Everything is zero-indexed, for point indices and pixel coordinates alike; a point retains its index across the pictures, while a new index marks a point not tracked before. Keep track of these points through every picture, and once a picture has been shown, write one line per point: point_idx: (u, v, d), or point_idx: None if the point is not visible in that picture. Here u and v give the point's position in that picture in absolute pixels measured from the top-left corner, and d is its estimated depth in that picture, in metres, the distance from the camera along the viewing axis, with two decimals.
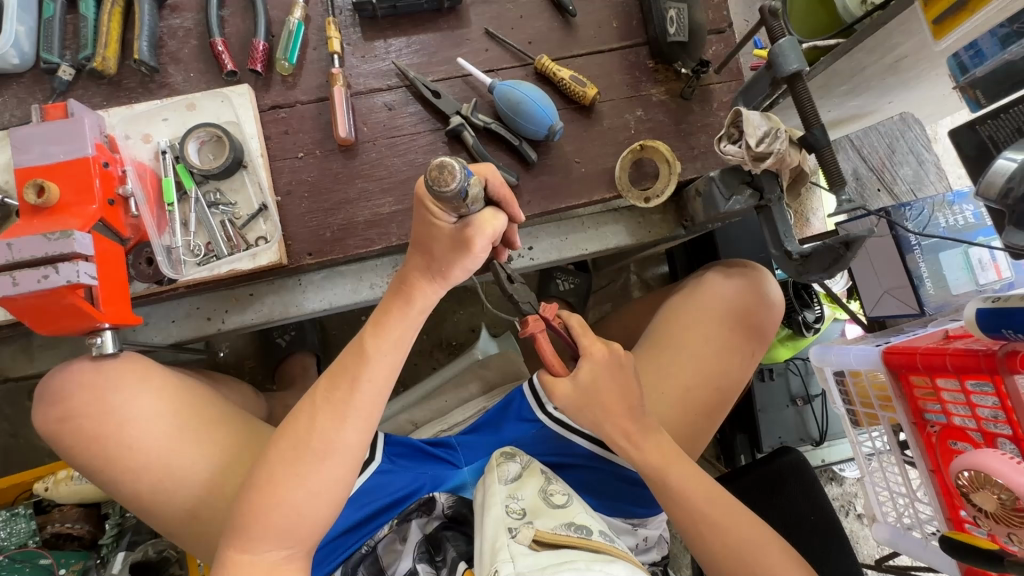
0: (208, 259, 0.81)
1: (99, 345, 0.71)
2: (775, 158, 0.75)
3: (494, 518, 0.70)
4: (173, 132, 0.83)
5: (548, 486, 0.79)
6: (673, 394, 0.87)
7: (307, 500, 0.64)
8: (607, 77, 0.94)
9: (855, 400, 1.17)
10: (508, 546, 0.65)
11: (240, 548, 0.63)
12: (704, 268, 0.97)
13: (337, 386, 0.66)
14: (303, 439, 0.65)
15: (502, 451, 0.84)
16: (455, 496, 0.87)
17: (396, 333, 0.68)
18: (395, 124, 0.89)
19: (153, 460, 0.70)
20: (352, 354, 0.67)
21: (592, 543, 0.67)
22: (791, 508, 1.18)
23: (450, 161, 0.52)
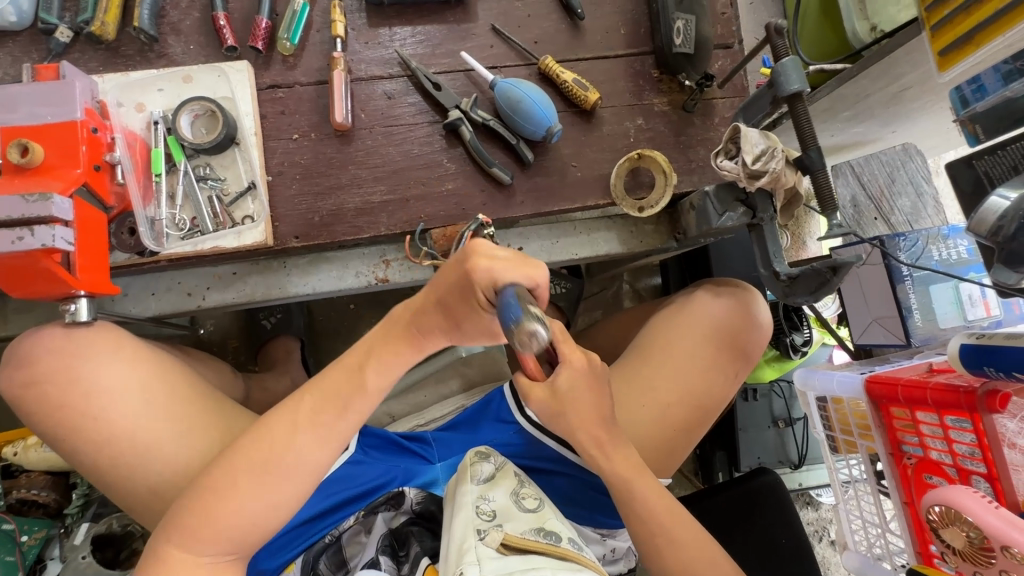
0: (192, 234, 0.80)
1: (73, 312, 0.70)
2: (770, 177, 0.75)
3: (462, 518, 0.70)
4: (167, 103, 0.82)
5: (521, 489, 0.79)
6: (652, 409, 0.86)
7: (263, 511, 0.62)
8: (610, 84, 0.94)
9: (836, 427, 1.17)
10: (475, 548, 0.64)
11: (178, 544, 0.60)
12: (694, 285, 0.96)
13: (326, 409, 0.63)
14: (273, 455, 0.61)
15: (476, 451, 0.83)
16: (425, 492, 0.85)
17: (394, 365, 0.65)
18: (393, 113, 0.89)
19: (117, 431, 0.69)
20: (346, 373, 0.64)
21: (561, 551, 0.67)
22: (763, 531, 1.18)
23: (537, 334, 0.51)
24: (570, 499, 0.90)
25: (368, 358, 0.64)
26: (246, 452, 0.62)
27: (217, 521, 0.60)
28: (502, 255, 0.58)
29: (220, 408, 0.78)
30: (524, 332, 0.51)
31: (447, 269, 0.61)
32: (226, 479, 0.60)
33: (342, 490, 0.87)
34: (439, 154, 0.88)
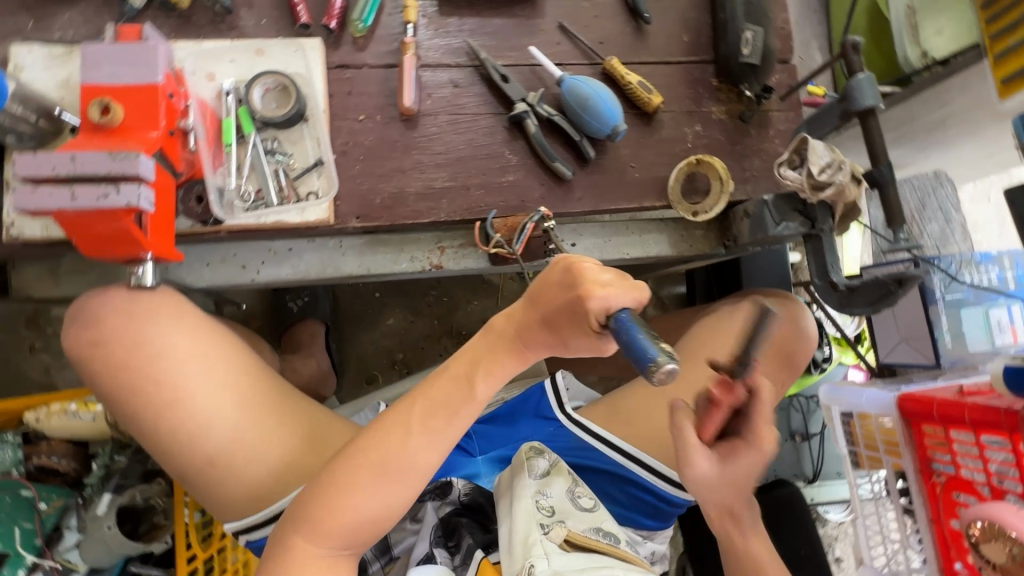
0: (256, 206, 0.79)
1: (139, 275, 0.71)
2: (836, 189, 0.76)
3: (523, 511, 0.71)
4: (239, 74, 0.81)
5: (575, 487, 0.81)
6: None
7: (379, 509, 0.64)
8: (670, 89, 0.95)
9: (860, 442, 1.19)
10: (541, 542, 0.66)
11: (308, 536, 0.63)
12: (741, 297, 1.00)
13: (436, 413, 0.65)
14: (391, 455, 0.64)
15: (532, 444, 0.83)
16: (472, 484, 0.87)
17: (502, 374, 0.67)
18: (459, 102, 0.89)
19: (192, 411, 0.70)
20: (454, 381, 0.66)
21: (620, 551, 0.71)
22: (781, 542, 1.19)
23: (672, 368, 0.52)
24: (622, 501, 0.91)
25: (477, 370, 0.66)
26: (360, 455, 0.64)
27: (339, 512, 0.63)
28: (608, 277, 0.60)
29: (287, 395, 0.79)
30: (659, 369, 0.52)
31: (551, 287, 0.62)
32: (349, 476, 0.63)
33: None
34: (501, 146, 0.89)
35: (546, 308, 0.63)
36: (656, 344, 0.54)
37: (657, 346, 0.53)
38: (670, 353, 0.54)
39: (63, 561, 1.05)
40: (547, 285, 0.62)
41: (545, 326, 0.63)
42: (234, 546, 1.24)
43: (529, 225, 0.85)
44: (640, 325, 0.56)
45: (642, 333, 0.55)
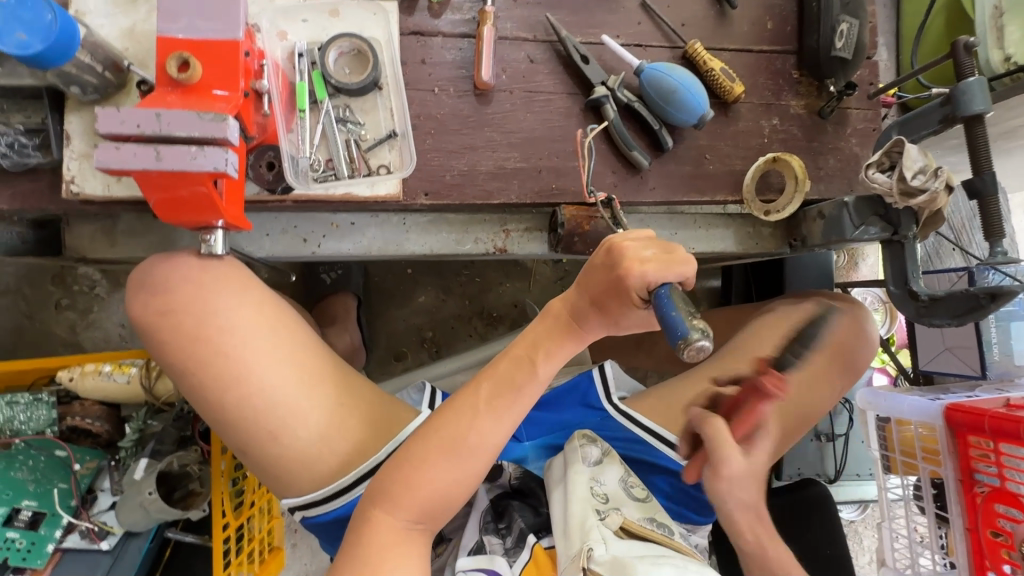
0: (326, 177, 0.76)
1: (210, 243, 0.67)
2: (928, 196, 0.74)
3: (579, 496, 0.70)
4: (310, 37, 0.77)
5: (628, 477, 0.79)
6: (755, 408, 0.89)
7: (451, 487, 0.62)
8: (750, 78, 0.92)
9: (895, 447, 1.19)
10: (598, 527, 0.66)
11: (387, 509, 0.61)
12: (801, 297, 0.99)
13: (502, 393, 0.62)
14: (459, 434, 0.62)
15: (584, 432, 0.82)
16: (522, 468, 0.88)
17: (562, 356, 0.63)
18: (534, 79, 0.86)
19: (263, 386, 0.68)
20: (512, 363, 0.63)
21: (676, 544, 0.69)
22: (812, 537, 1.22)
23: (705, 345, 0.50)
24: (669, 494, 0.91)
25: (538, 351, 0.62)
26: (436, 444, 0.62)
27: (415, 488, 0.61)
28: (650, 253, 0.56)
29: (354, 375, 0.78)
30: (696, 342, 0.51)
31: (597, 269, 0.58)
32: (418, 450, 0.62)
33: None
34: (576, 129, 0.86)
35: (592, 290, 0.60)
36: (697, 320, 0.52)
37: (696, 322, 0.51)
38: (705, 330, 0.52)
39: (98, 523, 1.02)
40: (592, 268, 0.58)
41: (594, 305, 0.59)
42: (262, 514, 1.23)
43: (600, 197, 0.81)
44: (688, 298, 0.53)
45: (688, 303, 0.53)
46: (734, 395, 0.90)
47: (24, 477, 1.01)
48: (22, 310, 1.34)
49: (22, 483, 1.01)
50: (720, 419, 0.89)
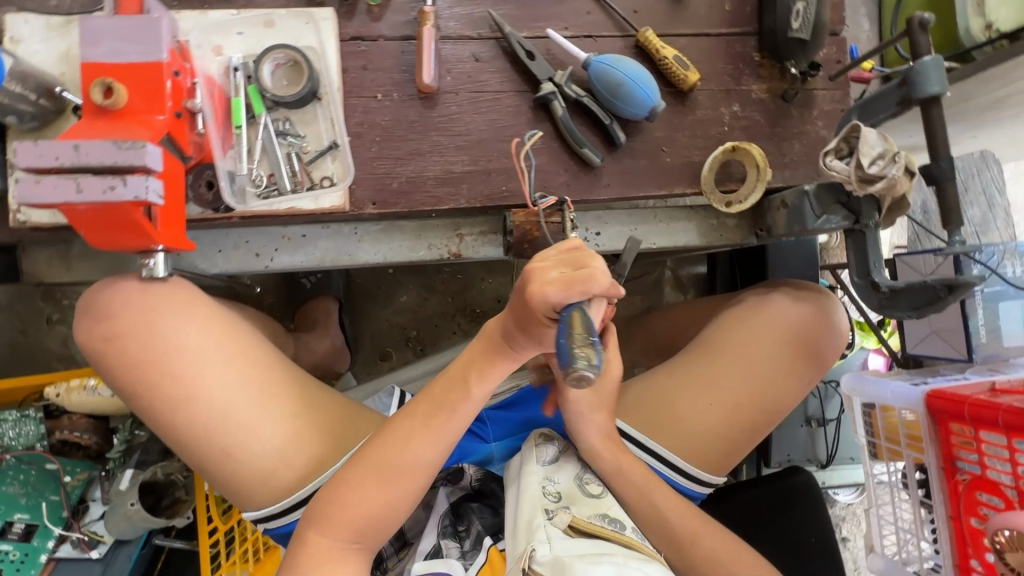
0: (269, 192, 0.76)
1: (151, 267, 0.68)
2: (886, 183, 0.71)
3: (531, 495, 0.72)
4: (246, 50, 0.76)
5: (583, 474, 0.80)
6: (721, 405, 0.88)
7: (384, 506, 0.64)
8: (708, 64, 0.88)
9: (880, 434, 1.17)
10: (544, 527, 0.65)
11: (321, 530, 0.63)
12: (772, 287, 0.96)
13: (435, 413, 0.64)
14: (392, 455, 0.63)
15: (541, 431, 0.85)
16: (483, 470, 0.88)
17: (495, 376, 0.64)
18: (480, 78, 0.83)
19: (213, 405, 0.68)
20: (449, 383, 0.64)
21: (625, 539, 0.67)
22: (793, 521, 1.21)
23: (589, 368, 0.46)
24: None
25: (469, 372, 0.63)
26: (371, 466, 0.64)
27: (349, 507, 0.63)
28: (556, 273, 0.53)
29: (313, 387, 0.78)
30: (583, 364, 0.47)
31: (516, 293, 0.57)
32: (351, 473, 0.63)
33: None
34: (525, 128, 0.84)
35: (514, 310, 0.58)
36: (591, 343, 0.48)
37: (588, 344, 0.48)
38: (592, 356, 0.47)
39: (88, 533, 1.05)
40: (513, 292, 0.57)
41: (516, 325, 0.57)
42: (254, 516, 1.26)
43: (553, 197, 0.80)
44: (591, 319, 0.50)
45: (587, 325, 0.49)
46: (698, 393, 0.89)
47: (16, 491, 1.05)
48: (15, 326, 1.38)
49: (14, 497, 1.04)
50: (684, 417, 0.88)
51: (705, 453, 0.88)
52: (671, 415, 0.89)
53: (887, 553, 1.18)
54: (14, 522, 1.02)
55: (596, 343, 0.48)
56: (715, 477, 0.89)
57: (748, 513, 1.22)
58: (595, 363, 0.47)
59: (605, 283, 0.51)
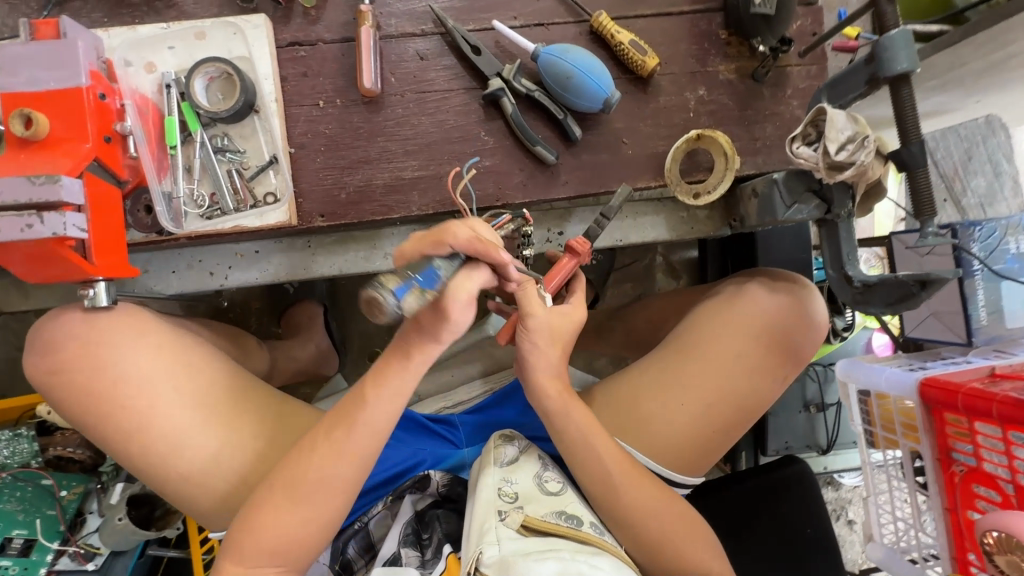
0: (213, 212, 0.74)
1: (92, 296, 0.68)
2: (856, 170, 0.65)
3: (486, 501, 0.74)
4: (180, 66, 0.74)
5: (543, 472, 0.83)
6: (695, 403, 0.85)
7: (299, 525, 0.63)
8: (670, 46, 0.82)
9: (876, 422, 1.12)
10: (495, 529, 0.69)
11: (235, 559, 0.62)
12: (747, 279, 0.94)
13: (337, 424, 0.64)
14: (298, 475, 0.63)
15: (500, 434, 0.87)
16: (450, 474, 0.88)
17: (393, 387, 0.64)
18: (426, 77, 0.80)
19: (156, 433, 0.67)
20: (351, 397, 0.65)
21: (581, 535, 0.70)
22: (785, 513, 1.16)
23: (374, 293, 0.50)
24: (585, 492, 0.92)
25: (367, 383, 0.64)
26: (285, 488, 0.63)
27: (260, 529, 0.62)
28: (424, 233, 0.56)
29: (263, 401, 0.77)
30: (374, 291, 0.50)
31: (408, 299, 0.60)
32: (260, 497, 0.63)
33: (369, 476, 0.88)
34: (477, 127, 0.80)
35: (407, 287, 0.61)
36: (405, 278, 0.52)
37: (400, 279, 0.51)
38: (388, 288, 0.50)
39: (85, 546, 1.07)
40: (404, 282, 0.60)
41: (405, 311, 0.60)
42: None
43: (507, 215, 0.73)
44: (431, 267, 0.53)
45: (421, 268, 0.53)
46: (671, 392, 0.86)
47: (14, 508, 1.07)
48: (12, 344, 1.41)
49: (12, 514, 1.07)
50: (656, 417, 0.86)
51: (677, 453, 0.86)
52: (645, 414, 0.86)
53: (887, 544, 1.13)
54: (13, 539, 1.05)
55: (411, 281, 0.52)
56: (687, 477, 0.87)
57: (735, 504, 1.18)
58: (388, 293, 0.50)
59: (466, 237, 0.55)
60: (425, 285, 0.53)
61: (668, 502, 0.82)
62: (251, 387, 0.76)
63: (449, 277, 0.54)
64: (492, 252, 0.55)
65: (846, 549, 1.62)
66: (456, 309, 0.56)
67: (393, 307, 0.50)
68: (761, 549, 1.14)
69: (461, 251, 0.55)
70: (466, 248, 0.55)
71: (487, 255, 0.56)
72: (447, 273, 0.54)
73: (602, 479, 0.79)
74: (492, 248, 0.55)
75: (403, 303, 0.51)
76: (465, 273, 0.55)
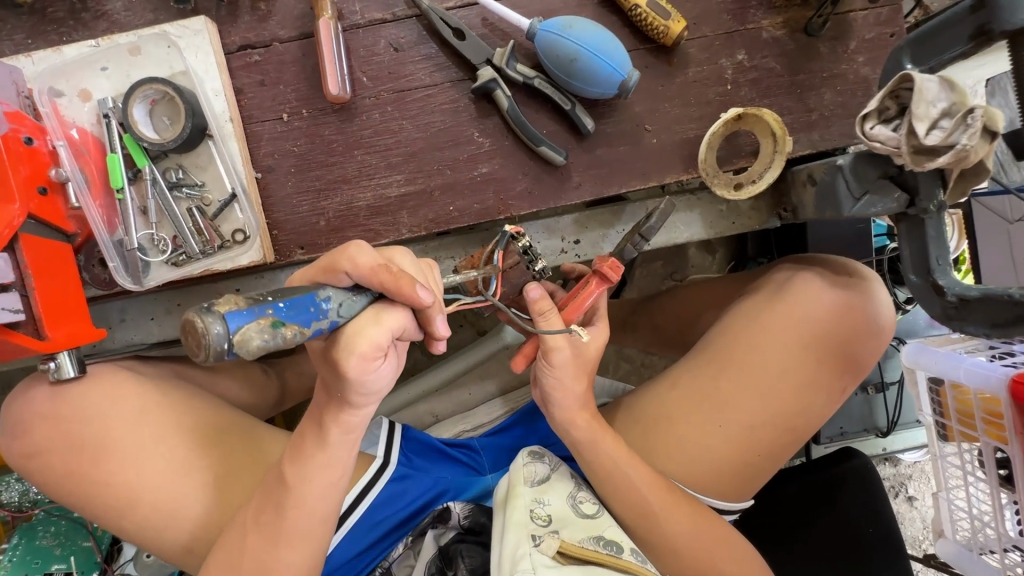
0: (177, 257, 0.65)
1: (55, 369, 0.61)
2: (954, 156, 0.50)
3: (516, 522, 0.64)
4: (117, 90, 0.63)
5: (577, 492, 0.71)
6: (731, 426, 0.72)
7: None
8: (699, 1, 0.66)
9: (951, 414, 0.98)
10: (529, 555, 0.58)
11: None
12: (798, 268, 0.77)
13: (263, 507, 0.56)
14: (236, 554, 0.57)
15: (530, 449, 0.74)
16: (472, 504, 0.80)
17: (317, 460, 0.55)
18: (403, 71, 0.67)
19: (127, 503, 0.62)
20: (274, 475, 0.56)
21: (622, 562, 0.60)
22: (841, 517, 0.94)
23: (194, 316, 0.34)
24: None
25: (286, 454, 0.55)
26: (243, 544, 0.57)
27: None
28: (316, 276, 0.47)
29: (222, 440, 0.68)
30: (198, 312, 0.35)
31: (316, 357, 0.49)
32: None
33: (387, 516, 0.80)
34: (469, 127, 0.67)
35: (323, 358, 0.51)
36: (256, 302, 0.38)
37: (248, 302, 0.37)
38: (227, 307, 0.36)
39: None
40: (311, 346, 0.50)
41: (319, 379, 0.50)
42: None
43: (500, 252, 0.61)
44: (307, 298, 0.41)
45: (292, 298, 0.40)
46: (707, 411, 0.72)
47: (49, 543, 1.00)
48: None
49: (46, 549, 0.99)
50: (690, 440, 0.72)
51: (714, 481, 0.73)
52: (672, 439, 0.73)
53: (959, 540, 1.03)
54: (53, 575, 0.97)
55: (263, 308, 0.37)
56: (730, 504, 0.75)
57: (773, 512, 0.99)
58: (212, 318, 0.35)
59: (370, 265, 0.45)
60: (294, 321, 0.39)
61: (723, 537, 0.70)
62: (246, 439, 0.69)
63: (343, 318, 0.43)
64: (404, 289, 0.44)
65: (905, 525, 1.43)
66: (356, 362, 0.44)
67: (219, 338, 0.35)
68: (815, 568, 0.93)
69: (363, 285, 0.45)
70: (369, 280, 0.45)
71: (398, 294, 0.44)
72: (339, 311, 0.43)
73: (648, 522, 0.68)
74: (405, 282, 0.44)
75: (244, 335, 0.36)
76: (372, 314, 0.44)
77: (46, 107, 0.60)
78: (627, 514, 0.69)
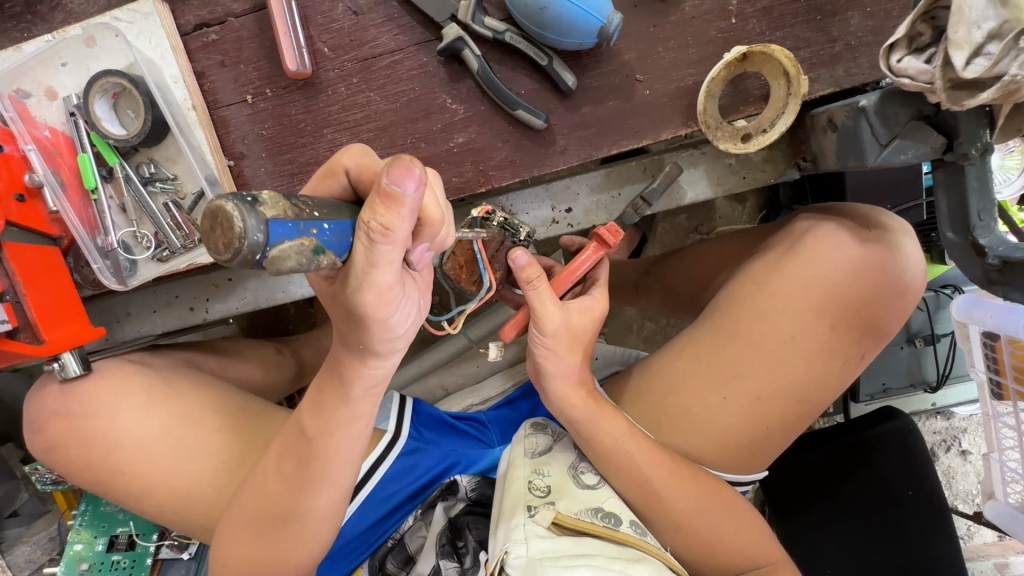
0: (162, 253, 0.64)
1: (61, 369, 0.64)
2: (1000, 91, 0.41)
3: (513, 494, 0.62)
4: (80, 85, 0.62)
5: (579, 462, 0.69)
6: (741, 400, 0.67)
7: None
8: None
9: (1006, 371, 0.88)
10: (523, 526, 0.56)
11: None
12: (821, 221, 0.69)
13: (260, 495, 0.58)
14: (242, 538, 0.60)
15: (532, 421, 0.73)
16: (479, 477, 0.80)
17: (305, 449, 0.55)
18: (365, 36, 0.61)
19: (137, 490, 0.65)
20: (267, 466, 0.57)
21: (618, 535, 0.58)
22: (872, 483, 0.88)
23: (233, 209, 0.28)
24: None
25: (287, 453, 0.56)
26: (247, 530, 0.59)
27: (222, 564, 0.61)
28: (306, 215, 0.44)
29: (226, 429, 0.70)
30: (240, 206, 0.29)
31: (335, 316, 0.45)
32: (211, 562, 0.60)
33: (399, 490, 0.80)
34: (440, 92, 0.62)
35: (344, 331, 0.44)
36: (303, 217, 0.32)
37: (294, 214, 0.32)
38: (265, 205, 0.30)
39: (178, 538, 0.91)
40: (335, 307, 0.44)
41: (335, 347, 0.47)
42: None
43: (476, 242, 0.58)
44: (352, 228, 0.36)
45: (341, 225, 0.35)
46: (709, 383, 0.67)
47: (113, 508, 0.92)
48: None
49: (111, 514, 0.91)
50: (693, 413, 0.68)
51: (720, 455, 0.69)
52: (678, 414, 0.69)
53: (1010, 503, 0.94)
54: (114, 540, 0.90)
55: (308, 227, 0.32)
56: (739, 476, 0.71)
57: (796, 480, 0.91)
58: (257, 217, 0.29)
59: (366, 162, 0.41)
60: (333, 248, 0.34)
61: (734, 511, 0.67)
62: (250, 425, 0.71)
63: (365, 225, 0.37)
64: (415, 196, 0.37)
65: (956, 480, 1.32)
66: (396, 263, 0.37)
67: (255, 248, 0.29)
68: (852, 535, 0.88)
69: (360, 190, 0.42)
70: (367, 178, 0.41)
71: None
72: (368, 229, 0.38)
73: (655, 500, 0.65)
74: None
75: (279, 250, 0.30)
76: (381, 198, 0.33)
77: (12, 110, 0.59)
78: (632, 493, 0.66)
